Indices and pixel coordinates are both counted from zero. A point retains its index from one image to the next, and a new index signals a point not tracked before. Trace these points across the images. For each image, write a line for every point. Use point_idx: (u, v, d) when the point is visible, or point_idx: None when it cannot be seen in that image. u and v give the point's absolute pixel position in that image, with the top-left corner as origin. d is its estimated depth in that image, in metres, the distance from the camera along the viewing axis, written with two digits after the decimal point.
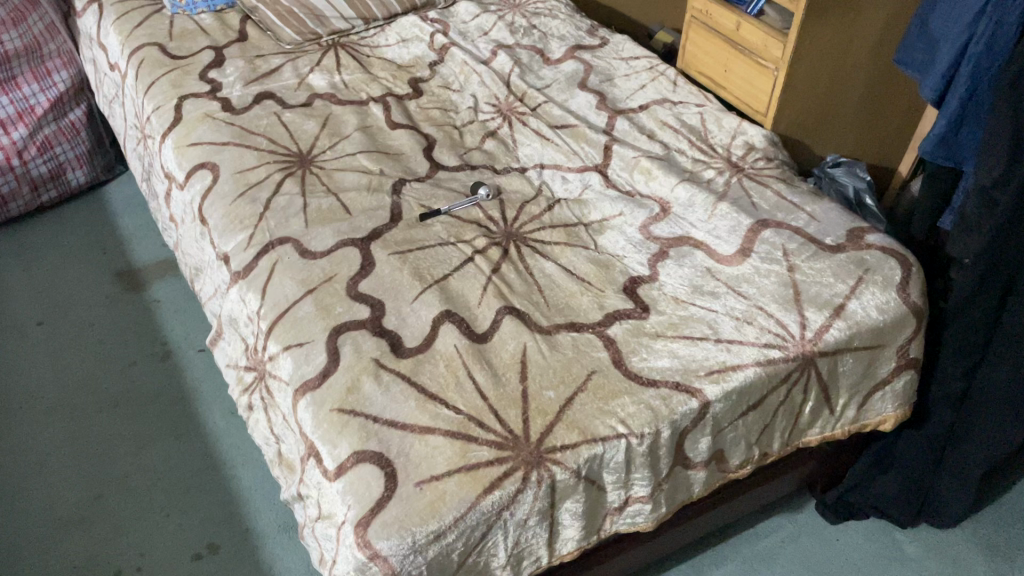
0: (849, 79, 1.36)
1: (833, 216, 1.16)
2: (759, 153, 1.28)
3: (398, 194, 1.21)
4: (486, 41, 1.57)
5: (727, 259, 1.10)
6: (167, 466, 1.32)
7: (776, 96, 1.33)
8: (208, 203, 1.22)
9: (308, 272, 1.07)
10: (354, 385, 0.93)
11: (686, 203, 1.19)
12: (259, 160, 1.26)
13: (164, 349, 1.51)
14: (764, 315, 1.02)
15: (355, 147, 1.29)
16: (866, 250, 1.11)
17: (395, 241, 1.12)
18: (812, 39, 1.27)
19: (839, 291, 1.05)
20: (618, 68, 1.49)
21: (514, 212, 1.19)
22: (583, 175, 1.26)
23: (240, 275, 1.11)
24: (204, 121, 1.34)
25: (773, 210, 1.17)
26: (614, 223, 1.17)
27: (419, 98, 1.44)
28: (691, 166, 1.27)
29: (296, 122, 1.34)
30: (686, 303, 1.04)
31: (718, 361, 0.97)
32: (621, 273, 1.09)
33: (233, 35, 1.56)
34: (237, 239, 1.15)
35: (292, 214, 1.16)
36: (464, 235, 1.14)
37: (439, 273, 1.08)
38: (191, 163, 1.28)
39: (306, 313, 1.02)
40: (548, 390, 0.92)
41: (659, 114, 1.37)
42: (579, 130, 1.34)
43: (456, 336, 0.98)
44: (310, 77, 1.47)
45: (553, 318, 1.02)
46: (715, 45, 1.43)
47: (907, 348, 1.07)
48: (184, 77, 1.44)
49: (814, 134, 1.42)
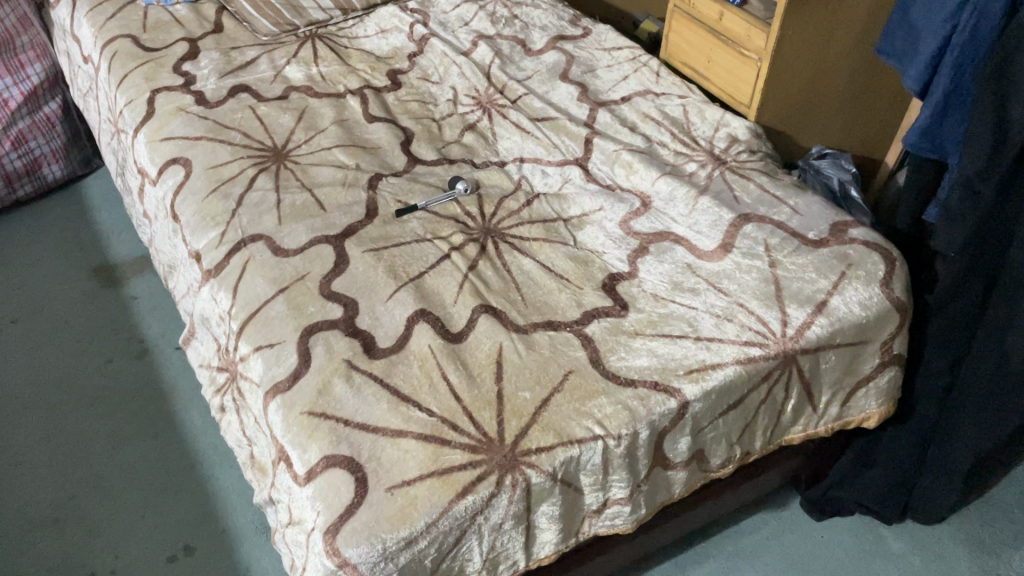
0: (833, 69, 1.34)
1: (816, 210, 1.15)
2: (742, 145, 1.26)
3: (373, 189, 1.18)
4: (467, 31, 1.55)
5: (708, 255, 1.08)
6: (143, 466, 1.30)
7: (759, 87, 1.30)
8: (180, 200, 1.19)
9: (280, 270, 1.05)
10: (325, 388, 0.90)
11: (668, 197, 1.17)
12: (233, 154, 1.24)
13: (141, 347, 1.49)
14: (745, 312, 1.00)
15: (330, 141, 1.27)
16: (849, 245, 1.09)
17: (370, 237, 1.10)
18: (795, 29, 1.25)
19: (822, 287, 1.03)
20: (600, 58, 1.47)
21: (492, 207, 1.17)
22: (563, 168, 1.24)
23: (212, 274, 1.09)
24: (177, 115, 1.32)
25: (755, 204, 1.15)
26: (594, 218, 1.15)
27: (398, 90, 1.41)
28: (673, 159, 1.25)
29: (271, 115, 1.32)
30: (666, 300, 1.02)
31: (698, 360, 0.95)
32: (601, 269, 1.07)
33: (209, 26, 1.53)
34: (209, 237, 1.12)
35: (265, 210, 1.14)
36: (441, 231, 1.12)
37: (414, 271, 1.05)
38: (164, 159, 1.26)
39: (278, 313, 1.00)
40: (523, 391, 0.90)
41: (642, 106, 1.35)
42: (560, 122, 1.31)
43: (430, 335, 0.96)
44: (287, 69, 1.44)
45: (530, 317, 1.00)
46: (697, 35, 1.40)
47: (890, 345, 1.06)
48: (157, 70, 1.41)
49: (799, 126, 1.40)
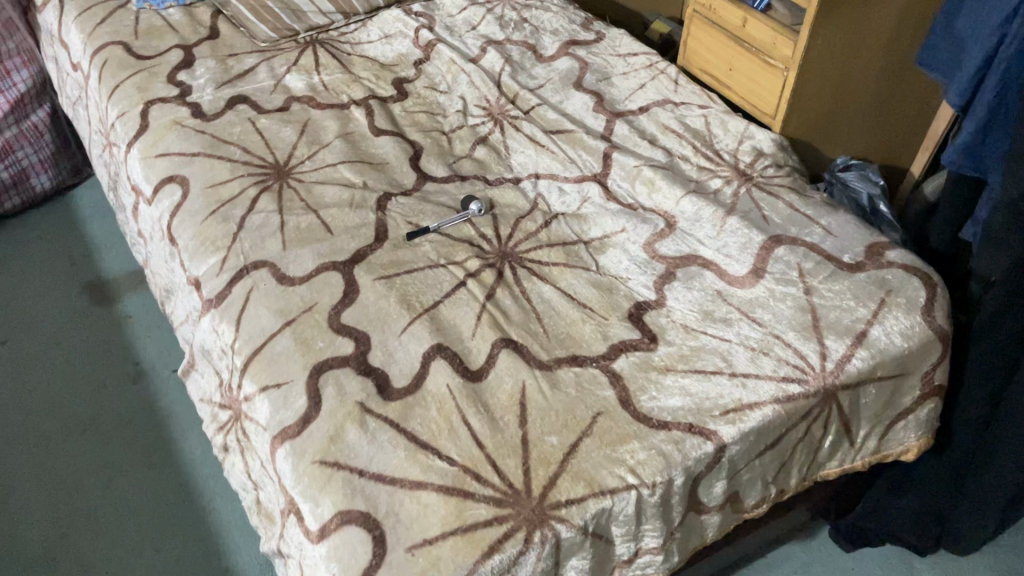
0: (862, 78, 1.28)
1: (850, 230, 1.09)
2: (768, 159, 1.20)
3: (382, 210, 1.12)
4: (474, 36, 1.48)
5: (739, 281, 1.02)
6: (139, 499, 1.24)
7: (786, 97, 1.24)
8: (177, 221, 1.13)
9: (285, 300, 0.99)
10: (338, 433, 0.84)
11: (693, 217, 1.11)
12: (232, 172, 1.17)
13: (136, 370, 1.42)
14: (781, 344, 0.94)
15: (335, 157, 1.21)
16: (887, 268, 1.03)
17: (380, 263, 1.04)
18: (825, 37, 1.18)
19: (861, 316, 0.97)
20: (615, 65, 1.41)
21: (508, 228, 1.10)
22: (581, 186, 1.18)
23: (212, 303, 1.02)
24: (173, 128, 1.25)
25: (786, 224, 1.09)
26: (616, 240, 1.09)
27: (404, 100, 1.34)
28: (696, 175, 1.19)
29: (272, 129, 1.25)
30: (697, 331, 0.96)
31: (734, 399, 0.89)
32: (626, 297, 1.01)
33: (204, 31, 1.46)
34: (209, 263, 1.06)
35: (268, 234, 1.07)
36: (455, 256, 1.06)
37: (428, 300, 0.99)
38: (159, 177, 1.19)
39: (284, 349, 0.93)
40: (549, 436, 0.84)
41: (661, 117, 1.29)
42: (576, 135, 1.25)
43: (448, 374, 0.90)
44: (287, 78, 1.37)
45: (553, 352, 0.93)
46: (718, 42, 1.34)
47: (931, 376, 1.00)
48: (151, 80, 1.34)
49: (823, 137, 1.34)
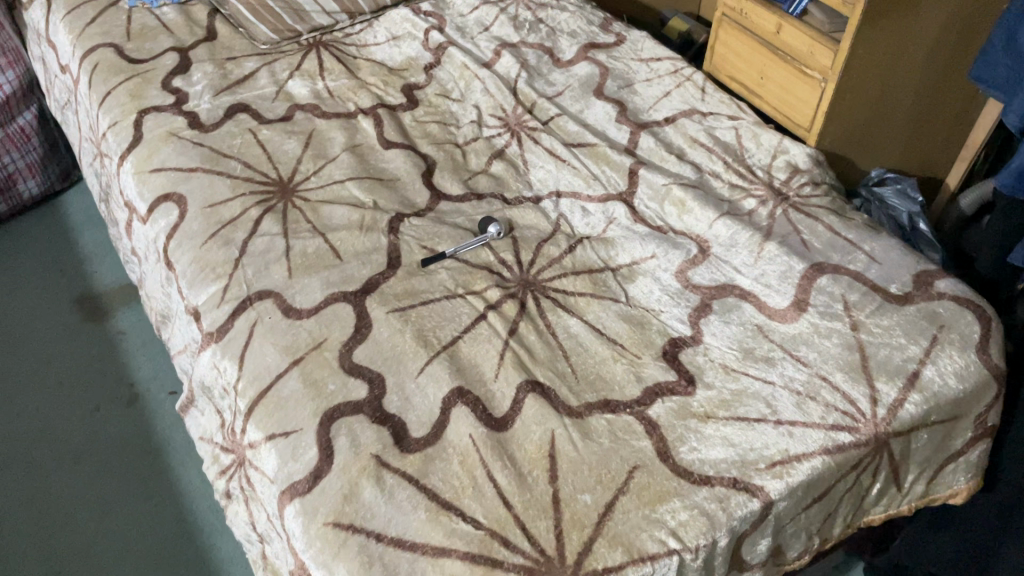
0: (902, 87, 1.21)
1: (896, 257, 1.02)
2: (804, 177, 1.13)
3: (395, 233, 1.04)
4: (487, 38, 1.40)
5: (780, 315, 0.95)
6: (136, 533, 1.17)
7: (823, 110, 1.17)
8: (174, 244, 1.05)
9: (292, 336, 0.92)
10: (353, 491, 0.77)
11: (728, 241, 1.03)
12: (233, 190, 1.09)
13: (131, 392, 1.35)
14: (829, 388, 0.87)
15: (343, 173, 1.13)
16: (938, 301, 0.96)
17: (393, 294, 0.96)
18: (868, 47, 1.11)
19: (912, 355, 0.90)
20: (637, 70, 1.33)
21: (530, 254, 1.03)
22: (606, 206, 1.10)
23: (213, 337, 0.95)
24: (169, 140, 1.17)
25: (827, 251, 1.02)
26: (645, 268, 1.02)
27: (415, 109, 1.27)
28: (729, 194, 1.11)
29: (275, 142, 1.18)
30: (737, 372, 0.89)
31: (780, 450, 0.82)
32: (659, 333, 0.94)
33: (200, 32, 1.37)
34: (209, 292, 0.98)
35: (272, 260, 1.00)
36: (474, 285, 0.99)
37: (446, 336, 0.92)
38: (154, 194, 1.11)
39: (292, 392, 0.86)
40: (582, 494, 0.77)
41: (689, 128, 1.21)
42: (599, 149, 1.17)
43: (471, 422, 0.83)
44: (290, 84, 1.29)
45: (583, 396, 0.86)
46: (748, 48, 1.26)
47: (984, 418, 0.93)
48: (144, 86, 1.26)
49: (860, 150, 1.27)
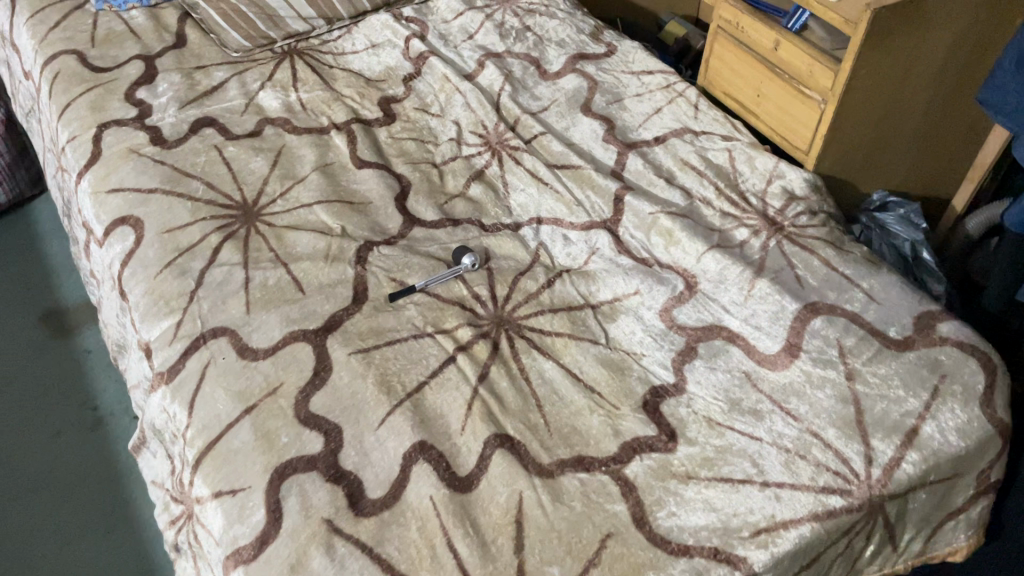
0: (907, 107, 1.14)
1: (896, 296, 0.95)
2: (800, 205, 1.06)
3: (362, 264, 0.98)
4: (471, 47, 1.33)
5: (770, 361, 0.89)
6: (91, 572, 1.10)
7: (822, 133, 1.10)
8: (129, 272, 0.99)
9: (245, 380, 0.85)
10: (301, 560, 0.71)
11: (717, 277, 0.97)
12: (193, 214, 1.03)
13: (93, 416, 1.29)
14: (820, 446, 0.81)
15: (311, 196, 1.07)
16: (940, 347, 0.90)
17: (357, 332, 0.90)
18: (871, 67, 1.04)
19: (911, 409, 0.84)
20: (627, 84, 1.26)
21: (506, 288, 0.97)
22: (589, 235, 1.04)
23: (163, 378, 0.89)
24: (128, 158, 1.10)
25: (822, 288, 0.96)
26: (628, 305, 0.95)
27: (391, 124, 1.20)
28: (719, 223, 1.05)
29: (241, 160, 1.11)
30: (722, 426, 0.83)
31: (765, 516, 0.76)
32: (639, 380, 0.87)
33: (169, 38, 1.31)
34: (162, 327, 0.92)
35: (230, 293, 0.94)
36: (444, 322, 0.92)
37: (411, 381, 0.86)
38: (110, 216, 1.05)
39: (242, 443, 0.80)
40: (549, 567, 0.71)
41: (680, 150, 1.15)
42: (584, 172, 1.11)
43: (432, 482, 0.77)
44: (261, 96, 1.23)
45: (556, 452, 0.80)
46: (745, 64, 1.19)
47: (987, 473, 0.87)
48: (106, 98, 1.19)
49: (862, 172, 1.20)
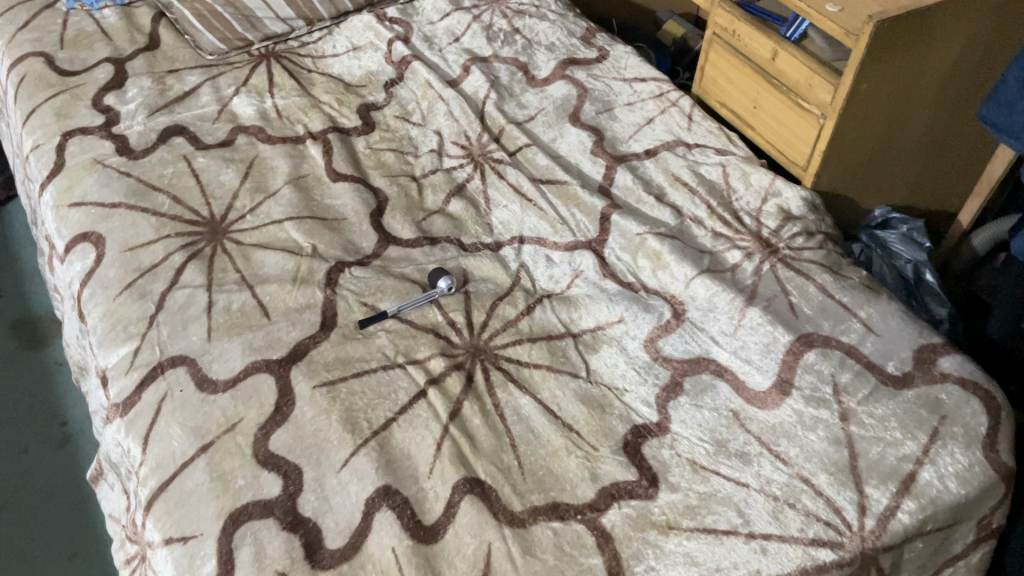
0: (911, 121, 1.08)
1: (895, 327, 0.90)
2: (796, 225, 1.01)
3: (332, 287, 0.93)
4: (457, 51, 1.28)
5: (759, 399, 0.83)
6: None
7: (820, 149, 1.04)
8: (88, 293, 0.94)
9: (203, 415, 0.81)
10: None
11: (705, 305, 0.92)
12: (157, 231, 0.98)
13: (62, 433, 1.25)
14: (810, 493, 0.76)
15: (282, 211, 1.02)
16: (941, 385, 0.84)
17: (324, 363, 0.85)
18: (873, 81, 0.98)
19: (908, 453, 0.79)
20: (618, 92, 1.21)
21: (482, 315, 0.92)
22: (573, 256, 0.99)
23: (118, 410, 0.84)
24: (93, 169, 1.05)
25: (817, 317, 0.91)
26: (611, 334, 0.90)
27: (370, 134, 1.15)
28: (711, 244, 0.99)
29: (210, 171, 1.06)
30: (708, 471, 0.78)
31: (750, 572, 0.70)
32: (621, 419, 0.82)
33: (142, 39, 1.25)
34: (119, 355, 0.87)
35: (191, 317, 0.89)
36: (416, 352, 0.88)
37: (378, 417, 0.81)
38: (71, 232, 1.00)
39: (196, 485, 0.76)
40: None
41: (671, 164, 1.09)
42: (570, 188, 1.06)
43: (395, 532, 0.72)
44: (234, 102, 1.18)
45: (530, 498, 0.75)
46: (740, 74, 1.13)
47: (989, 519, 0.81)
48: (72, 104, 1.14)
49: (863, 189, 1.14)
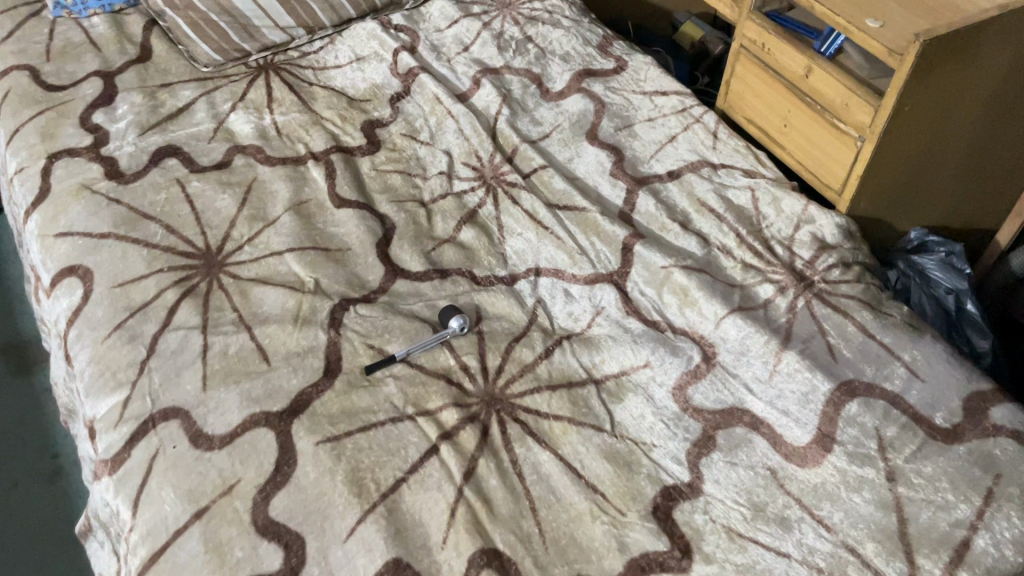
0: (952, 142, 1.01)
1: (942, 373, 0.82)
2: (831, 256, 0.94)
3: (337, 328, 0.87)
4: (466, 61, 1.21)
5: (799, 456, 0.77)
6: None
7: (857, 173, 0.97)
8: (74, 334, 0.87)
9: (198, 476, 0.75)
10: None
11: (738, 347, 0.85)
12: (148, 265, 0.91)
13: (53, 466, 1.19)
14: (857, 565, 0.70)
15: (283, 242, 0.95)
16: (994, 439, 0.77)
17: (327, 415, 0.79)
18: (916, 103, 0.91)
19: (962, 519, 0.72)
20: (638, 107, 1.14)
21: (498, 358, 0.85)
22: (593, 290, 0.93)
23: (106, 467, 0.77)
24: (80, 195, 0.98)
25: (858, 361, 0.84)
26: (637, 380, 0.84)
27: (376, 154, 1.08)
28: (740, 277, 0.93)
29: (205, 197, 0.99)
30: (745, 539, 0.72)
31: None
32: (649, 479, 0.76)
33: (133, 50, 1.18)
34: (107, 405, 0.81)
35: (184, 363, 0.83)
36: (427, 401, 0.81)
37: (387, 478, 0.75)
38: (57, 265, 0.93)
39: (190, 557, 0.70)
40: None
41: (696, 187, 1.03)
42: (589, 215, 0.99)
43: None
44: (231, 119, 1.11)
45: (552, 571, 0.69)
46: (770, 89, 1.06)
47: None
48: (58, 122, 1.07)
49: (899, 212, 1.07)
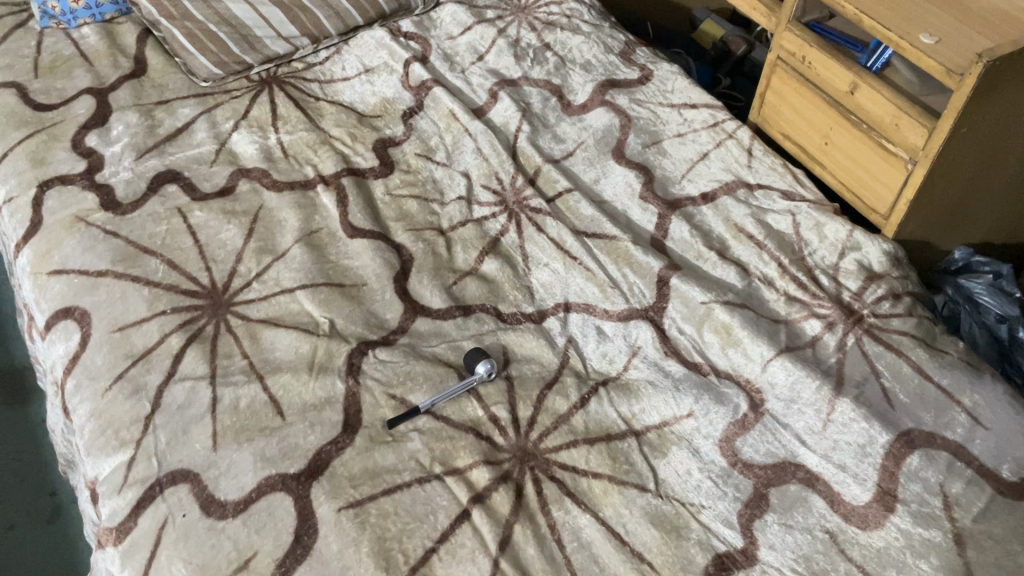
0: (1007, 161, 0.94)
1: (1006, 420, 0.76)
2: (881, 286, 0.87)
3: (355, 375, 0.81)
4: (481, 72, 1.15)
5: (859, 517, 0.71)
6: None
7: (907, 197, 0.91)
8: (73, 385, 0.81)
9: (210, 549, 0.69)
10: None
11: (787, 394, 0.79)
12: (150, 306, 0.85)
13: (52, 505, 1.13)
14: None
15: (294, 277, 0.89)
16: None
17: (349, 477, 0.73)
18: (975, 124, 0.84)
19: None
20: (667, 121, 1.07)
21: (529, 408, 0.79)
22: (629, 328, 0.87)
23: (110, 537, 0.71)
24: (74, 228, 0.92)
25: (915, 407, 0.77)
26: (680, 432, 0.78)
27: (389, 176, 1.02)
28: (784, 311, 0.87)
29: (209, 228, 0.93)
30: None
31: None
32: (699, 545, 0.70)
33: (127, 64, 1.11)
34: (110, 467, 0.75)
35: (193, 419, 0.77)
36: (455, 458, 0.75)
37: (416, 549, 0.69)
38: (51, 306, 0.86)
39: None
40: None
41: (733, 211, 0.96)
42: (620, 244, 0.93)
43: None
44: (233, 139, 1.04)
45: None
46: (810, 104, 1.00)
47: None
48: (49, 146, 1.00)
49: (947, 233, 1.01)
